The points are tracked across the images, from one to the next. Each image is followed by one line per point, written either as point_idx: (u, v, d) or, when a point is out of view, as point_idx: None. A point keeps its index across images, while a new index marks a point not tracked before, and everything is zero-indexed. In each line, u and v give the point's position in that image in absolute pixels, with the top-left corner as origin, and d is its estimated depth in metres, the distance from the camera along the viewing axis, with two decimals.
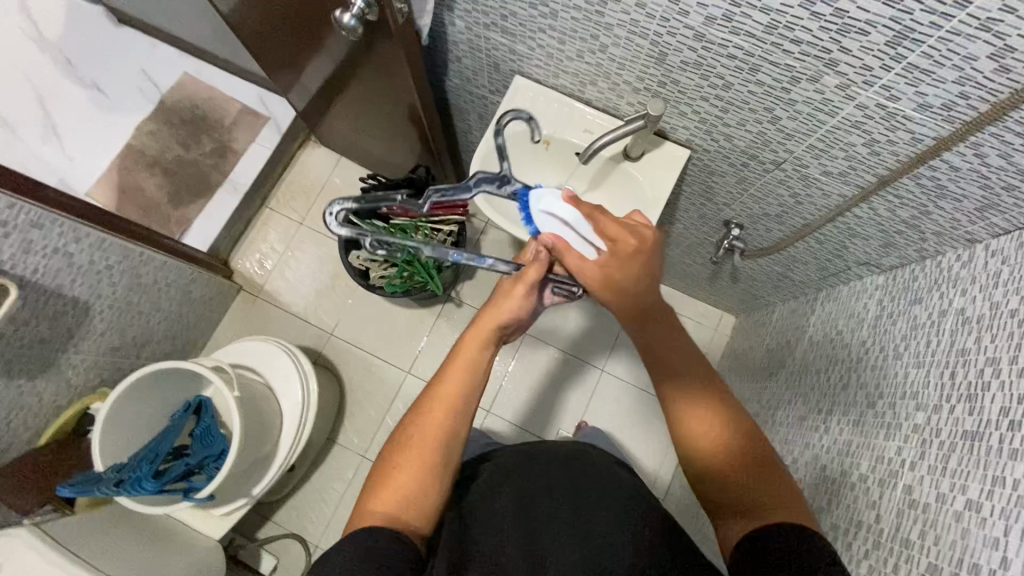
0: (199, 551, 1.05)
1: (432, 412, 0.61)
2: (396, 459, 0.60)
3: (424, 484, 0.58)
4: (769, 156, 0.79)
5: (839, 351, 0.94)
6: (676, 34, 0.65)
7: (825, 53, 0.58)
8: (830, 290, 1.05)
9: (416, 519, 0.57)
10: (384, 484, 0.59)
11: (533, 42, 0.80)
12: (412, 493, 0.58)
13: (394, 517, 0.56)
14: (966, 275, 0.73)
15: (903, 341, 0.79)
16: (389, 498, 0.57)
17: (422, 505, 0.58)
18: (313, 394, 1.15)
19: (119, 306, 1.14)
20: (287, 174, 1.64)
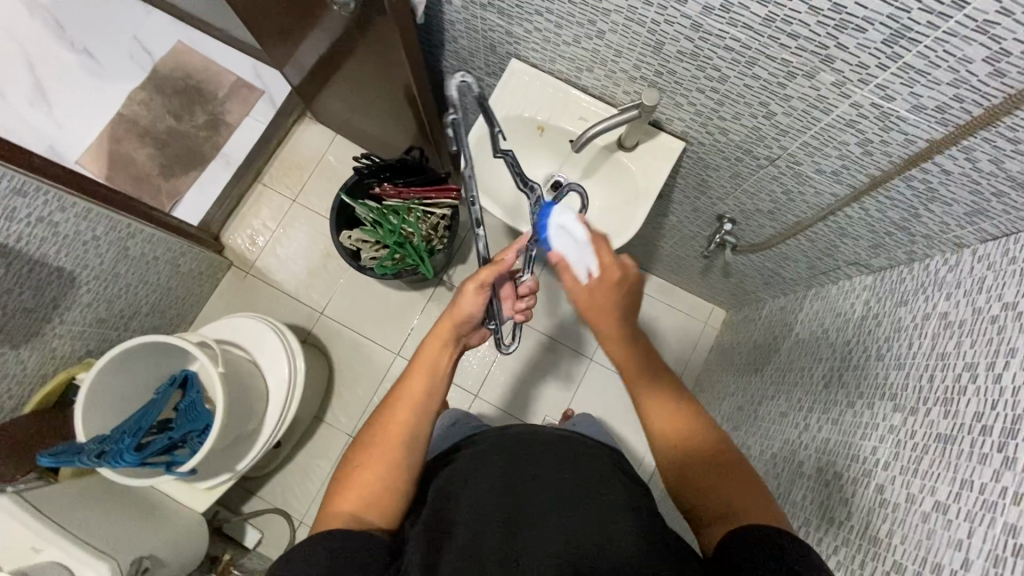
0: (182, 524, 1.06)
1: (394, 416, 0.65)
2: (361, 461, 0.63)
3: (387, 483, 0.62)
4: (763, 152, 0.78)
5: (825, 350, 0.94)
6: (672, 23, 0.64)
7: (822, 49, 0.57)
8: (820, 288, 1.04)
9: (379, 515, 0.61)
10: (348, 484, 0.62)
11: (530, 25, 0.79)
12: (373, 494, 0.61)
13: (358, 517, 0.59)
14: (952, 279, 0.72)
15: (887, 342, 0.79)
16: (355, 499, 0.61)
17: (384, 502, 0.61)
18: (300, 373, 1.15)
19: (107, 278, 1.14)
20: (280, 150, 1.62)
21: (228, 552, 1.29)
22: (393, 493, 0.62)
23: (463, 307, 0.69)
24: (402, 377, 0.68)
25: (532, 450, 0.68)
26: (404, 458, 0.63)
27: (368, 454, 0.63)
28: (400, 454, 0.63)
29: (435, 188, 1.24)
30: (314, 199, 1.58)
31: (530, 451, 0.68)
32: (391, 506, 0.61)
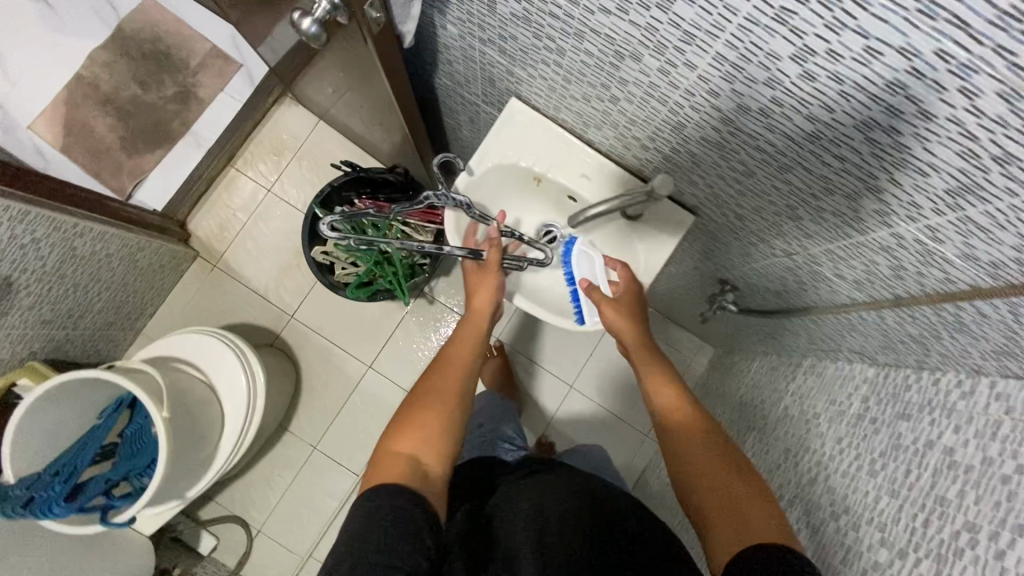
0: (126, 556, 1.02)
1: (442, 377, 0.73)
2: (411, 416, 0.68)
3: (438, 436, 0.66)
4: (782, 245, 0.70)
5: (818, 440, 0.89)
6: (700, 110, 0.54)
7: (870, 177, 0.48)
8: (817, 363, 0.99)
9: (432, 463, 0.64)
10: (403, 431, 0.66)
11: (533, 72, 0.67)
12: (429, 438, 0.66)
13: (416, 461, 0.63)
14: (963, 408, 0.66)
15: (882, 457, 0.74)
16: (410, 445, 0.65)
17: (439, 451, 0.65)
18: (258, 385, 1.09)
19: (51, 279, 1.04)
20: (257, 131, 1.47)
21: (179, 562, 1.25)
22: (447, 444, 0.66)
23: (484, 296, 0.81)
24: (450, 345, 0.77)
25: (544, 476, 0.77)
26: (451, 415, 0.69)
27: (420, 410, 0.68)
28: (450, 409, 0.69)
29: (421, 211, 1.15)
30: (292, 191, 1.46)
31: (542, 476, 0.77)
32: (446, 456, 0.66)
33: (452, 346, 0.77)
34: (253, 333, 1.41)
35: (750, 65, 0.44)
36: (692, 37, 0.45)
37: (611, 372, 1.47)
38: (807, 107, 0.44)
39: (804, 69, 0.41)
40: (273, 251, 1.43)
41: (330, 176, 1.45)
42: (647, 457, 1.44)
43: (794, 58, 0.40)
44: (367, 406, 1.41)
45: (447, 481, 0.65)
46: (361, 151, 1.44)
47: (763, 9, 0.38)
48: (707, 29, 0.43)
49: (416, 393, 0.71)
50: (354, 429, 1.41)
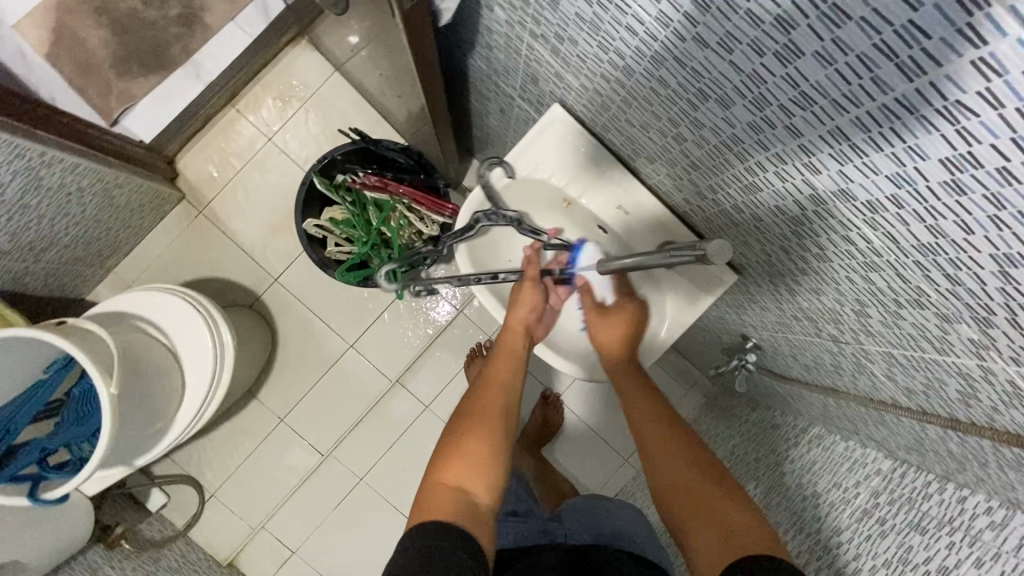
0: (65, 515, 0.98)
1: (483, 404, 0.71)
2: (457, 445, 0.65)
3: (486, 466, 0.63)
4: (829, 329, 0.62)
5: (814, 524, 0.75)
6: (785, 180, 0.45)
7: (983, 309, 0.38)
8: (824, 435, 0.85)
9: (480, 497, 0.61)
10: (448, 463, 0.63)
11: (586, 82, 0.57)
12: (478, 468, 0.63)
13: (465, 495, 0.60)
14: (991, 542, 0.52)
15: (886, 569, 0.61)
16: (457, 478, 0.61)
17: (486, 483, 0.62)
18: (227, 346, 1.01)
19: (11, 209, 0.95)
20: (266, 71, 1.32)
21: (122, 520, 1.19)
22: (494, 474, 0.63)
23: (520, 313, 0.77)
24: (489, 365, 0.76)
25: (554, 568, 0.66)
26: (497, 442, 0.66)
27: (465, 438, 0.65)
28: (494, 434, 0.67)
29: (430, 198, 1.03)
30: (294, 144, 1.33)
31: None
32: (493, 488, 0.62)
33: (495, 363, 0.76)
34: (232, 291, 1.32)
35: (877, 152, 0.34)
36: (810, 100, 0.35)
37: (604, 391, 1.37)
38: (934, 219, 0.35)
39: (954, 179, 0.31)
40: (265, 207, 1.32)
41: (338, 135, 1.32)
42: (620, 483, 1.36)
43: (945, 163, 0.31)
44: (342, 386, 1.34)
45: (495, 516, 0.61)
46: (376, 114, 1.31)
47: (928, 96, 0.28)
48: (835, 97, 0.34)
49: (460, 421, 0.68)
50: (325, 407, 1.34)
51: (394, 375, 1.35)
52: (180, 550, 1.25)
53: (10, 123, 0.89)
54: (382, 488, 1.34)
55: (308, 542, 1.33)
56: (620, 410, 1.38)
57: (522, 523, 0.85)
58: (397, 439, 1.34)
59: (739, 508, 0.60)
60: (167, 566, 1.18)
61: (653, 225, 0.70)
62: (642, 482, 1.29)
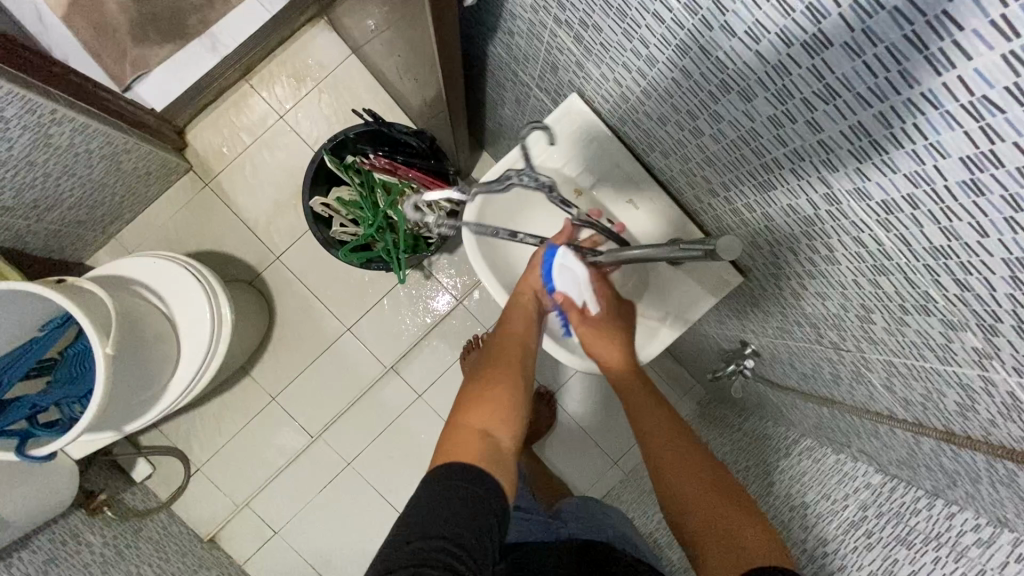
0: (47, 478, 0.97)
1: (503, 352, 0.70)
2: (480, 392, 0.64)
3: (509, 412, 0.63)
4: (831, 336, 0.62)
5: (801, 534, 0.75)
6: (802, 177, 0.45)
7: (991, 317, 0.38)
8: (816, 447, 0.85)
9: (504, 439, 0.61)
10: (471, 407, 0.63)
11: (607, 72, 0.58)
12: (501, 415, 0.62)
13: (489, 437, 0.60)
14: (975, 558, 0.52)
15: None
16: (482, 420, 0.61)
17: (510, 427, 0.62)
18: (224, 319, 1.01)
19: (16, 165, 0.94)
20: (282, 49, 1.32)
21: (106, 487, 1.19)
22: (517, 419, 0.63)
23: (535, 276, 0.76)
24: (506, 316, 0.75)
25: None
26: (520, 391, 0.66)
27: (488, 386, 0.65)
28: (518, 385, 0.66)
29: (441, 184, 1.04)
30: (306, 123, 1.32)
31: None
32: (516, 431, 0.62)
33: (510, 318, 0.74)
34: (233, 267, 1.31)
35: (897, 149, 0.35)
36: (834, 94, 0.36)
37: (598, 392, 1.37)
38: (949, 220, 0.35)
39: (973, 178, 0.31)
40: (272, 184, 1.32)
41: (350, 118, 1.32)
42: (608, 484, 1.36)
43: (965, 161, 0.31)
44: (337, 369, 1.33)
45: (517, 458, 0.62)
46: (390, 99, 1.31)
47: (954, 91, 0.29)
48: (860, 91, 0.34)
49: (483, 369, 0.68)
50: (318, 388, 1.33)
51: (390, 362, 1.34)
52: (161, 523, 1.24)
53: (22, 79, 0.89)
54: (369, 475, 1.33)
55: (291, 523, 1.32)
56: (613, 412, 1.37)
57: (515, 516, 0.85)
58: (388, 426, 1.34)
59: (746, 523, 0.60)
60: (148, 538, 1.17)
61: (662, 221, 0.71)
62: (631, 484, 1.29)
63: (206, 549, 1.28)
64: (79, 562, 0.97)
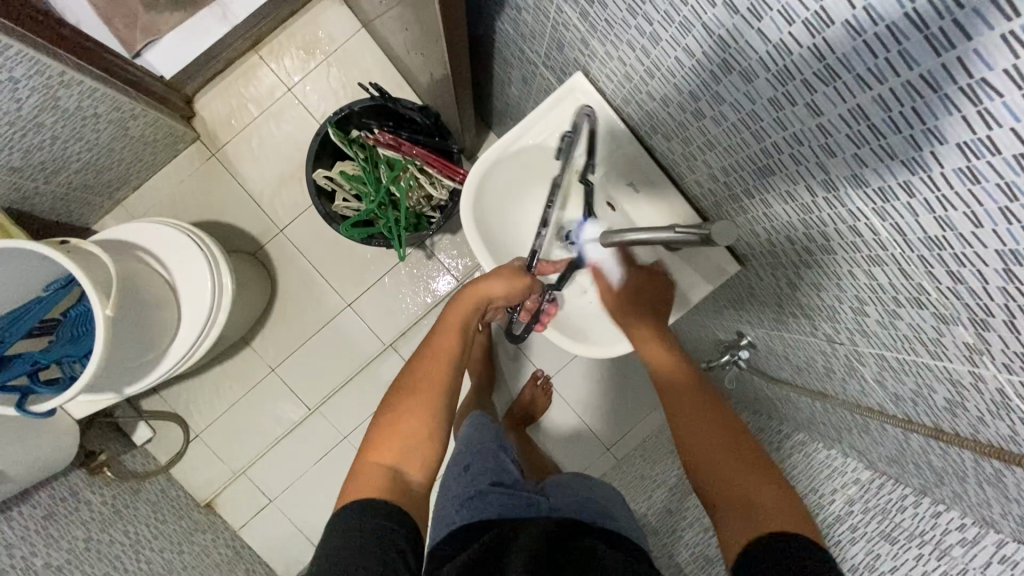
0: (51, 436, 1.00)
1: (427, 377, 0.72)
2: (392, 423, 0.68)
3: (421, 446, 0.67)
4: (825, 328, 0.62)
5: None
6: (800, 162, 0.44)
7: (982, 310, 0.38)
8: (807, 442, 0.85)
9: (412, 475, 0.65)
10: (382, 443, 0.66)
11: (613, 50, 0.57)
12: (410, 446, 0.67)
13: (397, 474, 0.64)
14: (957, 557, 0.52)
15: None
16: (391, 458, 0.65)
17: (420, 462, 0.66)
18: (225, 289, 1.01)
19: (24, 126, 0.95)
20: (291, 21, 1.31)
21: (106, 448, 1.21)
22: (427, 454, 0.67)
23: (489, 286, 0.77)
24: (436, 333, 0.76)
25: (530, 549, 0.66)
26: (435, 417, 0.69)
27: (400, 420, 0.68)
28: (432, 413, 0.69)
29: (445, 162, 1.04)
30: (313, 97, 1.32)
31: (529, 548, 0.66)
32: (426, 466, 0.66)
33: (440, 332, 0.77)
34: (237, 238, 1.32)
35: (896, 135, 0.34)
36: (834, 75, 0.35)
37: (596, 378, 1.37)
38: (944, 209, 0.34)
39: (970, 166, 0.31)
40: (278, 157, 1.32)
41: (357, 93, 1.31)
42: (601, 470, 1.38)
43: (962, 148, 0.30)
44: (335, 343, 1.35)
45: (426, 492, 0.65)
46: (398, 75, 1.30)
47: (954, 73, 0.28)
48: (859, 72, 0.34)
49: (398, 395, 0.71)
50: (318, 362, 1.35)
51: (389, 339, 1.35)
52: (160, 485, 1.28)
53: (33, 42, 0.89)
54: None
55: (285, 492, 1.35)
56: (609, 399, 1.38)
57: (508, 496, 0.86)
58: None
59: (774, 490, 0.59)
60: (146, 499, 1.21)
61: (661, 205, 0.71)
62: (625, 471, 1.30)
63: (202, 513, 1.31)
64: (77, 519, 1.00)
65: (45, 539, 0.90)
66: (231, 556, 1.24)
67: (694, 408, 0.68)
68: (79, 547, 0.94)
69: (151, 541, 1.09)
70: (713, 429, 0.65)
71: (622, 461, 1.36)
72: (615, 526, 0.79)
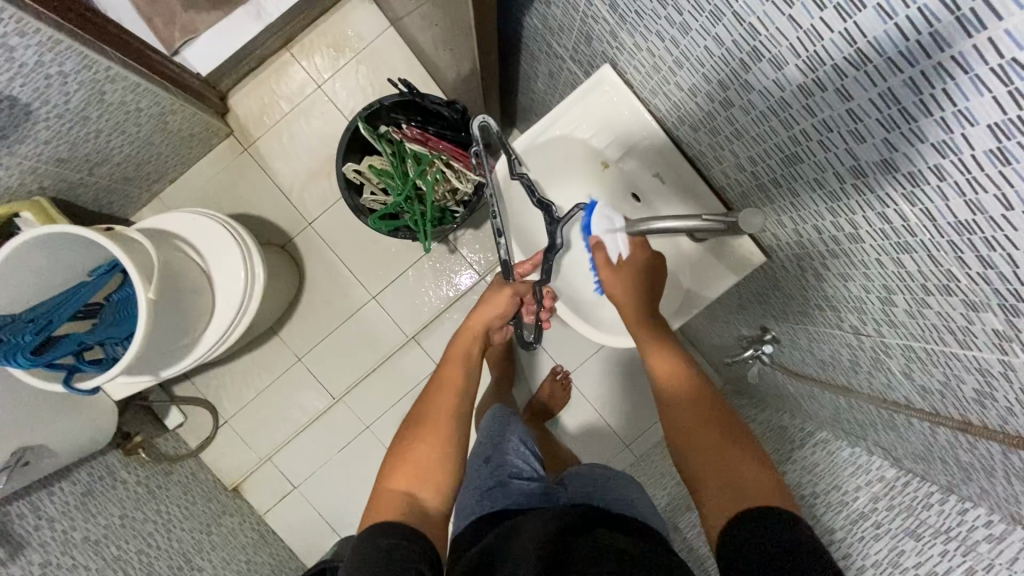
0: (91, 416, 1.05)
1: (436, 407, 0.76)
2: (407, 451, 0.71)
3: (433, 471, 0.70)
4: (851, 319, 0.62)
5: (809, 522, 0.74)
6: (828, 149, 0.45)
7: (1013, 296, 0.38)
8: (831, 439, 0.84)
9: (427, 499, 0.67)
10: (397, 469, 0.70)
11: (642, 41, 0.59)
12: (424, 472, 0.69)
13: (411, 499, 0.66)
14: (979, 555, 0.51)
15: (875, 571, 0.60)
16: (404, 483, 0.68)
17: (433, 486, 0.68)
18: (258, 280, 1.05)
19: (71, 118, 1.00)
20: (322, 19, 1.35)
21: (141, 431, 1.26)
22: (440, 479, 0.69)
23: (486, 312, 0.86)
24: (442, 366, 0.82)
25: (549, 529, 0.68)
26: (445, 445, 0.72)
27: (410, 449, 0.71)
28: (445, 438, 0.72)
29: (470, 156, 1.07)
30: (342, 94, 1.35)
31: (547, 528, 0.68)
32: (440, 492, 0.68)
33: (445, 364, 0.82)
34: (267, 230, 1.36)
35: (926, 118, 0.35)
36: (865, 59, 0.36)
37: (616, 375, 1.38)
38: (974, 193, 0.35)
39: (1000, 147, 0.31)
40: (307, 152, 1.36)
41: (384, 90, 1.34)
42: (619, 466, 1.37)
43: (993, 129, 0.31)
44: (359, 335, 1.38)
45: (442, 516, 0.67)
46: (425, 72, 1.32)
47: (984, 54, 0.29)
48: (890, 56, 0.34)
49: (411, 425, 0.75)
50: (341, 352, 1.38)
51: (411, 331, 1.38)
52: (190, 469, 1.32)
53: (82, 39, 0.94)
54: (387, 439, 1.38)
55: (309, 479, 1.38)
56: (628, 395, 1.38)
57: (528, 484, 0.87)
58: (406, 393, 1.38)
59: (755, 471, 0.61)
60: (177, 481, 1.25)
61: (685, 197, 0.72)
62: (645, 467, 1.30)
63: (230, 497, 1.35)
64: (114, 497, 1.04)
65: (83, 514, 0.94)
66: (256, 539, 1.28)
67: (687, 400, 0.70)
68: (115, 523, 0.98)
69: (182, 522, 1.13)
70: (701, 419, 0.67)
71: (641, 457, 1.36)
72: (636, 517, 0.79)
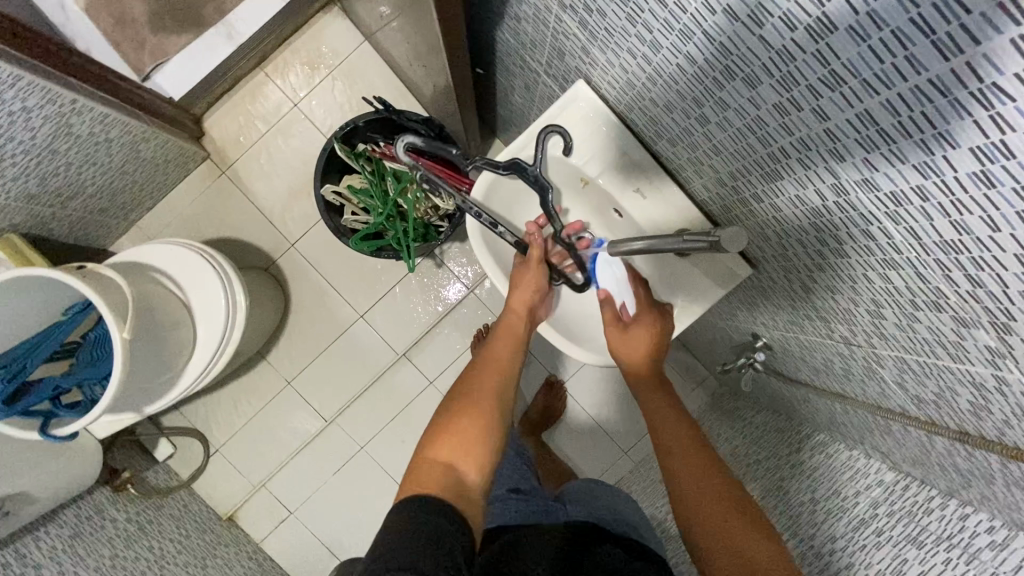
0: (74, 455, 1.02)
1: (481, 382, 0.69)
2: (450, 421, 0.64)
3: (477, 446, 0.63)
4: (840, 329, 0.61)
5: (809, 532, 0.73)
6: (809, 167, 0.44)
7: (1003, 314, 0.36)
8: (829, 443, 0.82)
9: (469, 472, 0.60)
10: (437, 437, 0.63)
11: (614, 57, 0.57)
12: (466, 446, 0.62)
13: (451, 470, 0.59)
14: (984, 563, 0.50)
15: None
16: (446, 453, 0.61)
17: (476, 459, 0.61)
18: (239, 304, 1.03)
19: (40, 153, 0.97)
20: (294, 37, 1.32)
21: (130, 466, 1.23)
22: (483, 453, 0.62)
23: (522, 294, 0.79)
24: (494, 342, 0.75)
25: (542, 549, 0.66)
26: (490, 424, 0.65)
27: (454, 420, 0.64)
28: (491, 417, 0.66)
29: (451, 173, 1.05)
30: (319, 111, 1.33)
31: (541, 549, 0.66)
32: (482, 468, 0.61)
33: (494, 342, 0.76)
34: (249, 253, 1.34)
35: (906, 140, 0.33)
36: (841, 80, 0.35)
37: (610, 382, 1.37)
38: (959, 214, 0.33)
39: (984, 170, 0.30)
40: (286, 172, 1.33)
41: (361, 106, 1.32)
42: (617, 474, 1.36)
43: (975, 151, 0.29)
44: (349, 354, 1.35)
45: (484, 496, 0.60)
46: (403, 86, 1.30)
47: (963, 78, 0.27)
48: (866, 77, 0.33)
49: (456, 396, 0.68)
50: (331, 373, 1.35)
51: (402, 349, 1.36)
52: (182, 500, 1.29)
53: (45, 74, 0.91)
54: (382, 458, 1.36)
55: (304, 503, 1.36)
56: (624, 402, 1.37)
57: (523, 501, 0.85)
58: (399, 411, 1.36)
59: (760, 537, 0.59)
60: (169, 514, 1.23)
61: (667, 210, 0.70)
62: (643, 473, 1.29)
63: (224, 526, 1.32)
64: (102, 536, 1.02)
65: (70, 557, 0.92)
66: (253, 568, 1.26)
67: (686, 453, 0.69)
68: (105, 563, 0.96)
69: (176, 556, 1.11)
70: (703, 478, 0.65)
71: (639, 463, 1.35)
72: (634, 532, 0.78)
